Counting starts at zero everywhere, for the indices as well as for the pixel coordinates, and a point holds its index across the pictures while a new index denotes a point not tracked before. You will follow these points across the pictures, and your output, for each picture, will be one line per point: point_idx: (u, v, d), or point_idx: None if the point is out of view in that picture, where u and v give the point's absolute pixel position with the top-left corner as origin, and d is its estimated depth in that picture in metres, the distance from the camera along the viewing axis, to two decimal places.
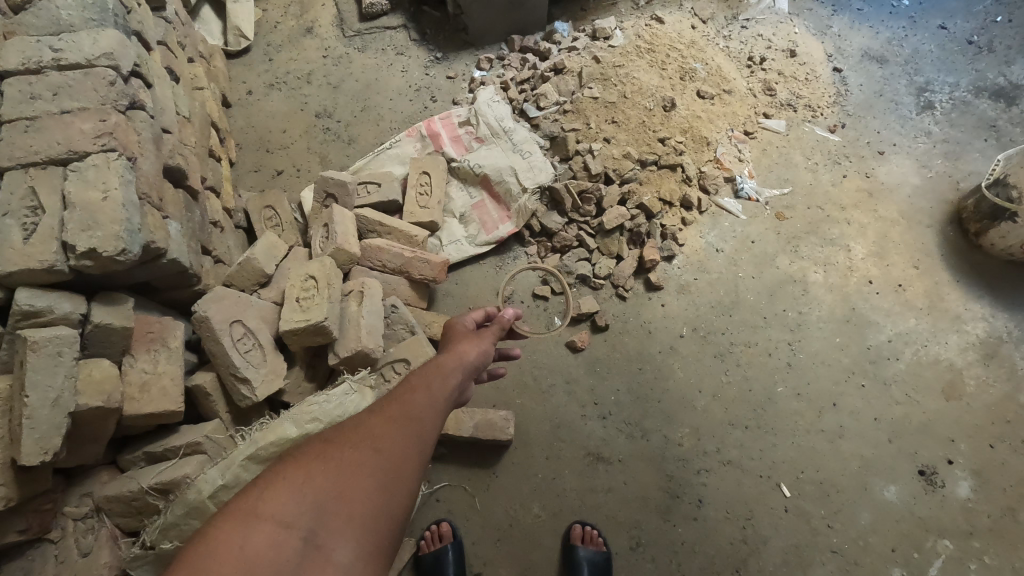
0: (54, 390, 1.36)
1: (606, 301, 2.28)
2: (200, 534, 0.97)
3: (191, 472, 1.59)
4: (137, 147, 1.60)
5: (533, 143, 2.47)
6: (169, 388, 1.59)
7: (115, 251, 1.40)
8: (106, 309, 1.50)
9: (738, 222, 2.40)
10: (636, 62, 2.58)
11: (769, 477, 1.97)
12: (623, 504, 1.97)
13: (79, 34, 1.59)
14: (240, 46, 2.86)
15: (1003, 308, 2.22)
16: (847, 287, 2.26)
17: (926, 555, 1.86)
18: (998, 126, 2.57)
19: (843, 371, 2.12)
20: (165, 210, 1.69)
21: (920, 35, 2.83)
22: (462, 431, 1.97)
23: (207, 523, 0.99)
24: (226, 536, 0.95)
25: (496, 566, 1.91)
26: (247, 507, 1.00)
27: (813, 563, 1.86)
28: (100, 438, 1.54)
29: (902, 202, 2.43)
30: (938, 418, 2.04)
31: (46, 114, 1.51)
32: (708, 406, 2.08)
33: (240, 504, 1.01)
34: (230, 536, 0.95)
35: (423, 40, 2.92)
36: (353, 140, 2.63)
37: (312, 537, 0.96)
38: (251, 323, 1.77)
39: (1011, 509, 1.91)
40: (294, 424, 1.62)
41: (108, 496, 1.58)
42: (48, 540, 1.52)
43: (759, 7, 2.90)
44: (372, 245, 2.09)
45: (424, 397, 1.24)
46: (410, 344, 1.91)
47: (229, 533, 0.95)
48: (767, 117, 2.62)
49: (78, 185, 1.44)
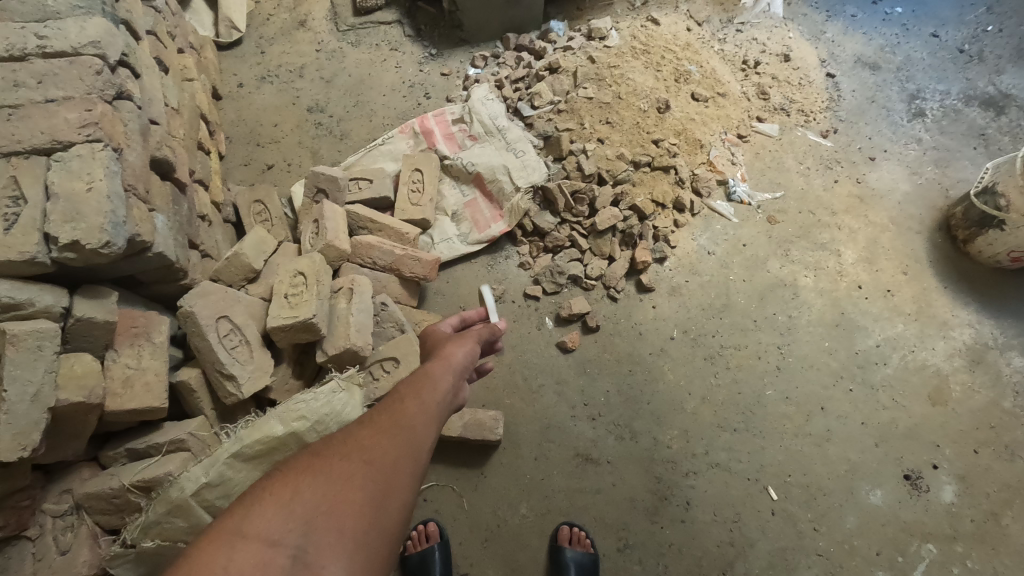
0: (33, 384, 1.32)
1: (597, 302, 2.28)
2: (181, 557, 0.92)
3: (173, 470, 1.55)
4: (123, 138, 1.58)
5: (526, 142, 2.46)
6: (153, 384, 1.56)
7: (99, 244, 1.37)
8: (89, 302, 1.47)
9: (729, 225, 2.40)
10: (631, 62, 2.58)
11: (756, 480, 1.98)
12: (611, 505, 1.96)
13: (65, 21, 1.56)
14: (232, 38, 2.83)
15: (990, 315, 2.23)
16: (837, 292, 2.27)
17: (910, 559, 1.87)
18: (988, 134, 2.59)
19: (832, 375, 2.13)
20: (152, 202, 1.67)
21: (912, 43, 2.85)
22: (451, 430, 1.95)
23: (188, 545, 0.94)
24: (209, 556, 0.91)
25: (483, 566, 1.89)
26: (231, 525, 0.96)
27: (799, 566, 1.87)
28: (82, 433, 1.52)
29: (893, 208, 2.44)
30: (924, 423, 2.05)
31: (29, 102, 1.47)
32: (697, 408, 2.08)
33: (224, 522, 0.97)
34: (213, 557, 0.90)
35: (417, 36, 2.90)
36: (345, 135, 2.61)
37: (300, 554, 0.94)
38: (238, 319, 1.75)
39: (994, 514, 1.92)
40: (281, 421, 1.53)
41: (88, 493, 1.55)
42: (25, 537, 1.50)
43: (754, 10, 2.92)
44: (363, 241, 2.06)
45: (414, 406, 1.24)
46: (398, 343, 1.90)
47: (212, 554, 0.91)
48: (760, 121, 2.62)
49: (62, 176, 1.41)
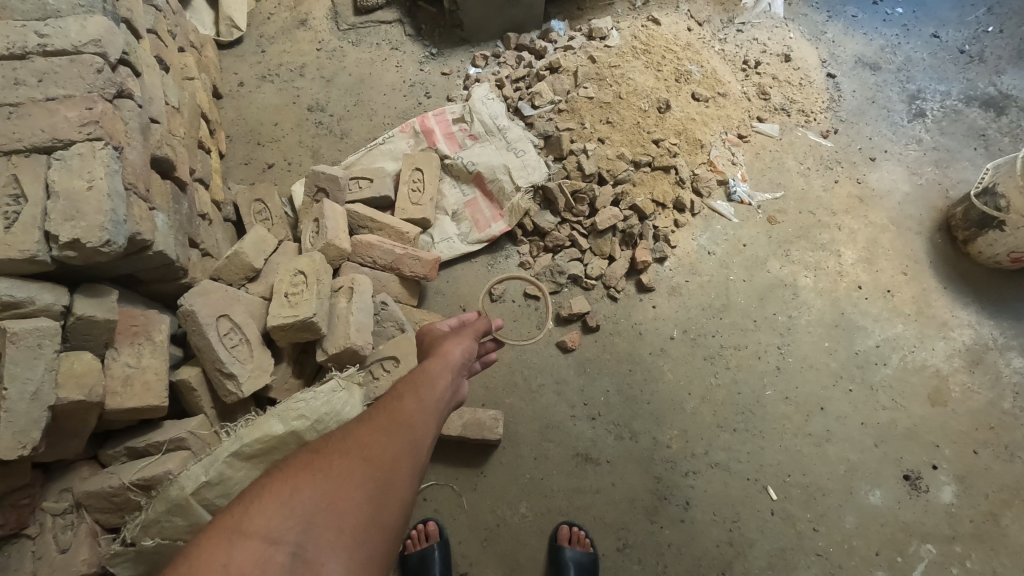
0: (33, 383, 1.32)
1: (597, 301, 2.28)
2: (180, 556, 0.91)
3: (173, 468, 1.55)
4: (124, 136, 1.58)
5: (527, 141, 2.46)
6: (153, 383, 1.56)
7: (99, 243, 1.37)
8: (89, 301, 1.47)
9: (729, 225, 2.40)
10: (632, 62, 2.58)
11: (756, 480, 1.98)
12: (611, 505, 1.96)
13: (66, 20, 1.55)
14: (232, 37, 2.83)
15: (989, 315, 2.24)
16: (836, 292, 2.27)
17: (909, 559, 1.87)
18: (988, 135, 2.59)
19: (831, 375, 2.13)
20: (152, 201, 1.67)
21: (912, 43, 2.85)
22: (451, 430, 1.96)
23: (187, 543, 0.94)
24: (208, 554, 0.90)
25: (482, 566, 1.90)
26: (231, 523, 0.95)
27: (798, 566, 1.87)
28: (82, 432, 1.52)
29: (893, 208, 2.44)
30: (924, 423, 2.05)
31: (30, 100, 1.47)
32: (697, 408, 2.08)
33: (223, 520, 0.96)
34: (212, 555, 0.90)
35: (418, 35, 2.90)
36: (346, 134, 2.61)
37: (300, 550, 0.93)
38: (238, 318, 1.75)
39: (993, 514, 1.92)
40: (281, 420, 1.54)
41: (88, 491, 1.55)
42: (25, 535, 1.50)
43: (755, 10, 2.92)
44: (363, 241, 2.06)
45: (412, 405, 1.24)
46: (399, 342, 1.91)
47: (211, 552, 0.91)
48: (760, 121, 2.62)
49: (62, 174, 1.41)
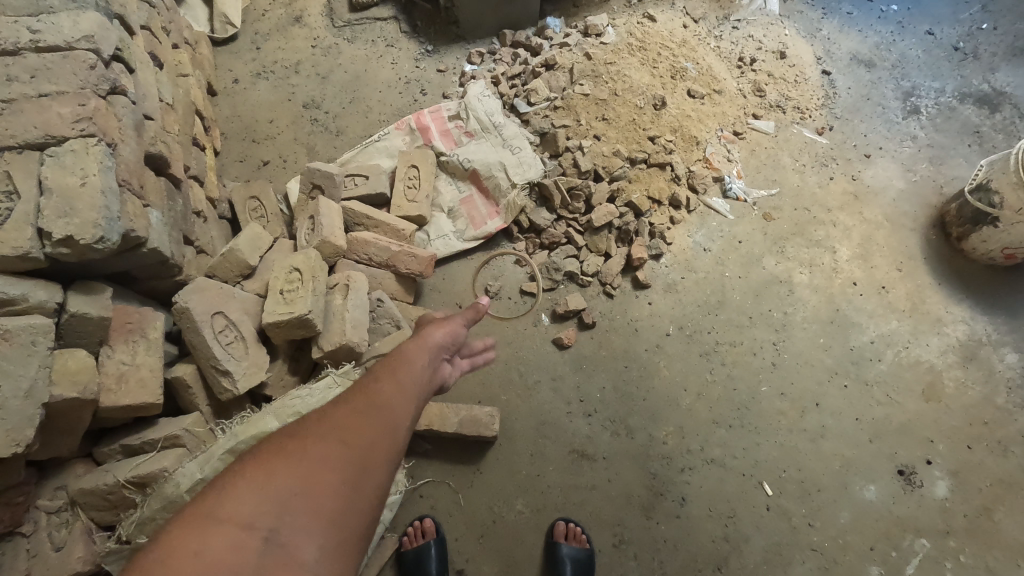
0: (27, 380, 1.31)
1: (594, 298, 2.28)
2: (153, 541, 0.92)
3: (168, 467, 1.54)
4: (117, 133, 1.58)
5: (522, 138, 2.46)
6: (148, 380, 1.56)
7: (93, 239, 1.37)
8: (83, 299, 1.46)
9: (726, 222, 2.41)
10: (627, 59, 2.58)
11: (751, 476, 1.99)
12: (607, 501, 1.97)
13: (59, 15, 1.55)
14: (227, 33, 2.82)
15: (983, 311, 2.25)
16: (831, 288, 2.28)
17: (903, 554, 1.88)
18: (982, 132, 2.60)
19: (826, 371, 2.14)
20: (146, 198, 1.66)
21: (907, 40, 2.85)
22: (447, 427, 1.96)
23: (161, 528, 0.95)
24: (181, 540, 0.91)
25: (479, 563, 1.90)
26: (205, 508, 0.96)
27: (793, 561, 1.88)
28: (76, 429, 1.51)
29: (888, 205, 2.45)
30: (918, 419, 2.06)
31: (22, 96, 1.46)
32: (692, 404, 2.09)
33: (197, 507, 0.97)
34: (185, 542, 0.91)
35: (413, 32, 2.89)
36: (341, 131, 2.60)
37: (273, 536, 0.94)
38: (233, 315, 1.75)
39: (987, 509, 1.94)
40: (276, 417, 1.55)
41: (83, 489, 1.54)
42: (20, 534, 1.49)
43: (751, 7, 2.92)
44: (358, 237, 2.06)
45: (390, 385, 1.19)
46: (394, 339, 1.91)
47: (184, 538, 0.92)
48: (756, 118, 2.63)
49: (55, 170, 1.40)
